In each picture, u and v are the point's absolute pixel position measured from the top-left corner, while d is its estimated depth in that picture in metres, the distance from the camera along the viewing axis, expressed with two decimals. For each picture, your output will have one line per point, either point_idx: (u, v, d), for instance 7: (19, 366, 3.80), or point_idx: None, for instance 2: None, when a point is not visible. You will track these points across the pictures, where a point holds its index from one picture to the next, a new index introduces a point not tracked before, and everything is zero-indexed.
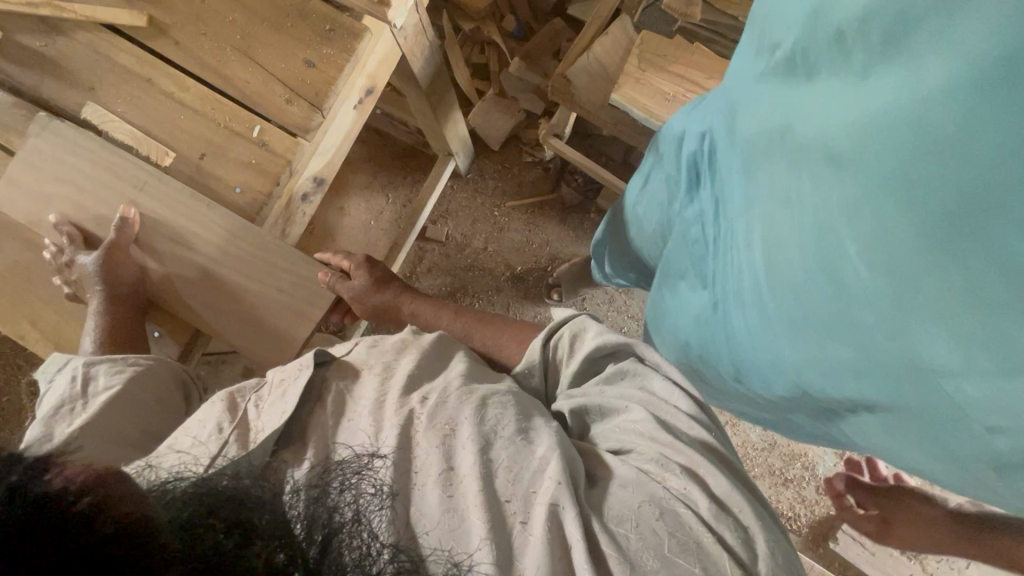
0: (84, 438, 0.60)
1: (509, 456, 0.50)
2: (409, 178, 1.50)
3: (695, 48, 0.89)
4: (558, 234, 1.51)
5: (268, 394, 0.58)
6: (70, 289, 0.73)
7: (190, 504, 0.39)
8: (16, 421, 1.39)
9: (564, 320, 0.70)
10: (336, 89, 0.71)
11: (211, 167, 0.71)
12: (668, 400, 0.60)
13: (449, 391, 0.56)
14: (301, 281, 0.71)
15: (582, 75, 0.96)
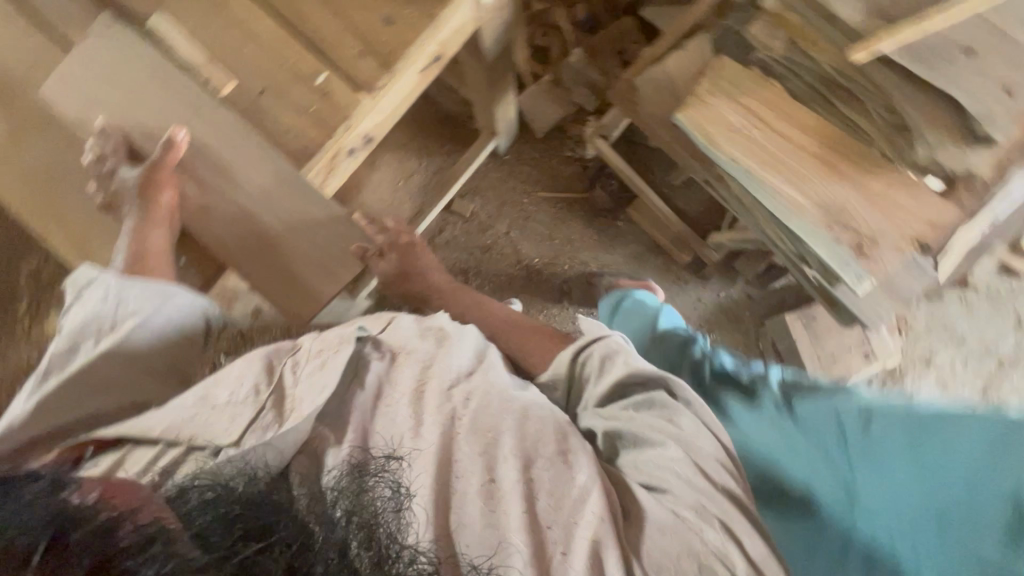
0: (116, 371, 0.71)
1: (550, 480, 0.57)
2: (445, 148, 1.46)
3: (772, 85, 0.87)
4: (583, 235, 1.50)
5: (306, 361, 0.65)
6: (104, 197, 0.79)
7: (209, 512, 0.48)
8: (14, 296, 1.46)
9: (594, 340, 0.72)
10: (407, 53, 0.69)
11: (271, 110, 0.72)
12: (701, 441, 0.61)
13: (481, 396, 0.63)
14: (337, 236, 0.75)
15: (650, 87, 0.95)
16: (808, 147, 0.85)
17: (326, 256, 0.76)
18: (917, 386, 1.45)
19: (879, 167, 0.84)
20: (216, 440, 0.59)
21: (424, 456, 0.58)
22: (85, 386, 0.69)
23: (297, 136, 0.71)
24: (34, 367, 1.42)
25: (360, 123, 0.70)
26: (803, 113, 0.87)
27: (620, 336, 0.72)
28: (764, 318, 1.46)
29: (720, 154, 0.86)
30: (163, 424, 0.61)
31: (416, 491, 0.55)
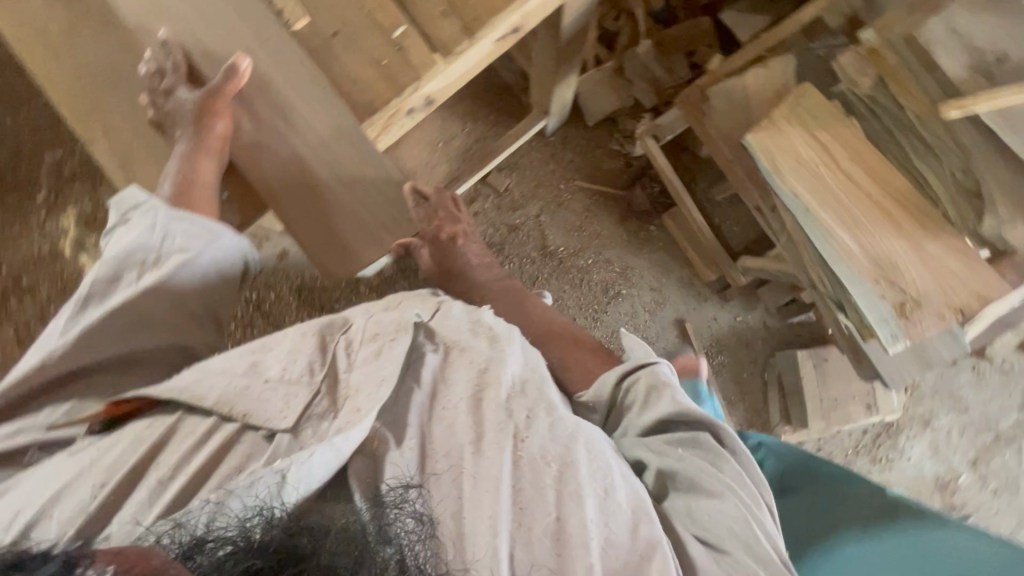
0: (157, 310, 0.69)
1: (619, 531, 0.54)
2: (492, 117, 1.41)
3: (851, 122, 0.84)
4: (612, 234, 1.47)
5: (360, 344, 0.63)
6: (155, 113, 0.79)
7: (245, 563, 0.42)
8: (30, 187, 1.43)
9: (640, 367, 0.72)
10: (491, 21, 0.70)
11: (340, 55, 0.75)
12: (752, 493, 0.62)
13: (544, 417, 0.59)
14: (380, 193, 0.78)
15: (724, 99, 0.92)
16: (873, 194, 0.82)
17: (367, 215, 0.79)
18: (910, 445, 1.44)
19: (943, 230, 0.80)
20: (271, 425, 0.56)
21: (487, 478, 0.54)
22: (126, 322, 0.66)
23: (365, 89, 0.75)
24: (44, 258, 1.42)
25: (428, 85, 0.73)
26: (879, 159, 0.83)
27: (667, 365, 0.72)
28: (774, 351, 1.45)
29: (783, 186, 0.83)
30: (219, 393, 0.58)
31: (479, 522, 0.52)
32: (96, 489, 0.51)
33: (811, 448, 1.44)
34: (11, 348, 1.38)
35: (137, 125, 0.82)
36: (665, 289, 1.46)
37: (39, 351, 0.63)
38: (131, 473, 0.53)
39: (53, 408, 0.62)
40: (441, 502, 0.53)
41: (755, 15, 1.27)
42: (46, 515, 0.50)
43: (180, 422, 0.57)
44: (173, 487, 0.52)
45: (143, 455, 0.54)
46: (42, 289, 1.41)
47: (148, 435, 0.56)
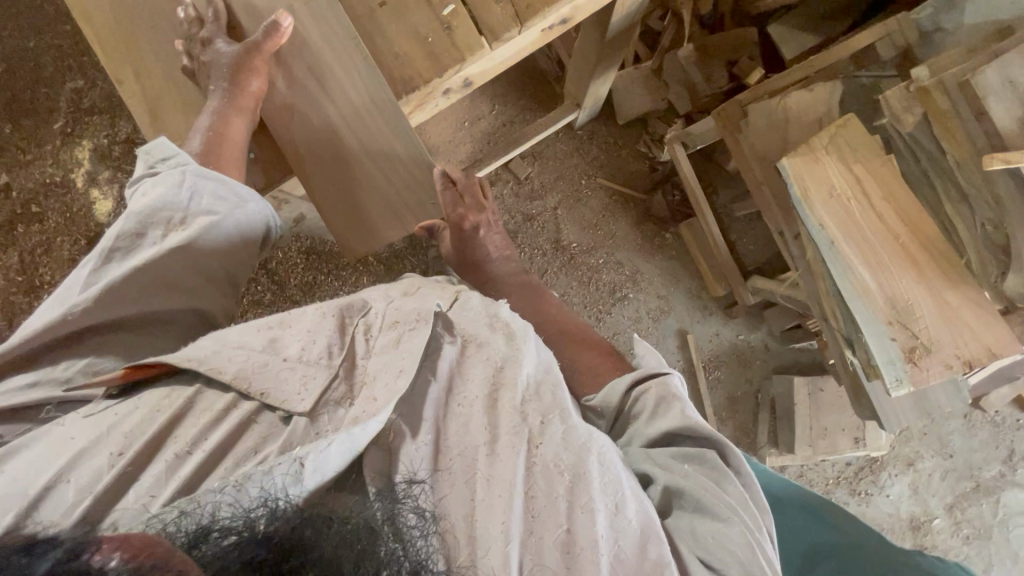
0: (180, 271, 0.68)
1: (627, 549, 0.56)
2: (523, 103, 1.39)
3: (890, 160, 0.82)
4: (627, 235, 1.46)
5: (379, 331, 0.65)
6: (190, 63, 0.79)
7: (249, 553, 0.42)
8: (48, 115, 1.41)
9: (651, 377, 0.72)
10: (545, 10, 0.74)
11: (383, 22, 0.77)
12: (753, 516, 0.62)
13: (557, 424, 0.60)
14: (407, 171, 0.81)
15: (763, 117, 0.90)
16: (901, 237, 0.81)
17: (392, 191, 0.82)
18: (891, 483, 1.45)
19: (966, 281, 0.79)
20: (288, 406, 0.57)
21: (501, 481, 0.55)
22: (148, 281, 0.66)
23: (405, 64, 0.77)
24: (55, 187, 1.40)
25: (470, 65, 0.77)
26: (912, 202, 0.81)
27: (677, 377, 0.72)
28: (771, 373, 1.45)
29: (814, 218, 0.82)
30: (238, 368, 0.58)
31: (493, 526, 0.53)
32: (113, 458, 0.52)
33: (793, 473, 1.45)
34: (14, 272, 1.38)
35: (170, 71, 0.81)
36: (672, 299, 1.46)
37: (60, 304, 0.63)
38: (147, 446, 0.53)
39: (71, 363, 0.61)
40: (457, 503, 0.54)
41: (802, 33, 1.25)
42: (63, 480, 0.51)
43: (198, 397, 0.57)
44: (190, 463, 0.53)
45: (160, 428, 0.54)
46: (50, 218, 1.40)
47: (165, 406, 0.56)
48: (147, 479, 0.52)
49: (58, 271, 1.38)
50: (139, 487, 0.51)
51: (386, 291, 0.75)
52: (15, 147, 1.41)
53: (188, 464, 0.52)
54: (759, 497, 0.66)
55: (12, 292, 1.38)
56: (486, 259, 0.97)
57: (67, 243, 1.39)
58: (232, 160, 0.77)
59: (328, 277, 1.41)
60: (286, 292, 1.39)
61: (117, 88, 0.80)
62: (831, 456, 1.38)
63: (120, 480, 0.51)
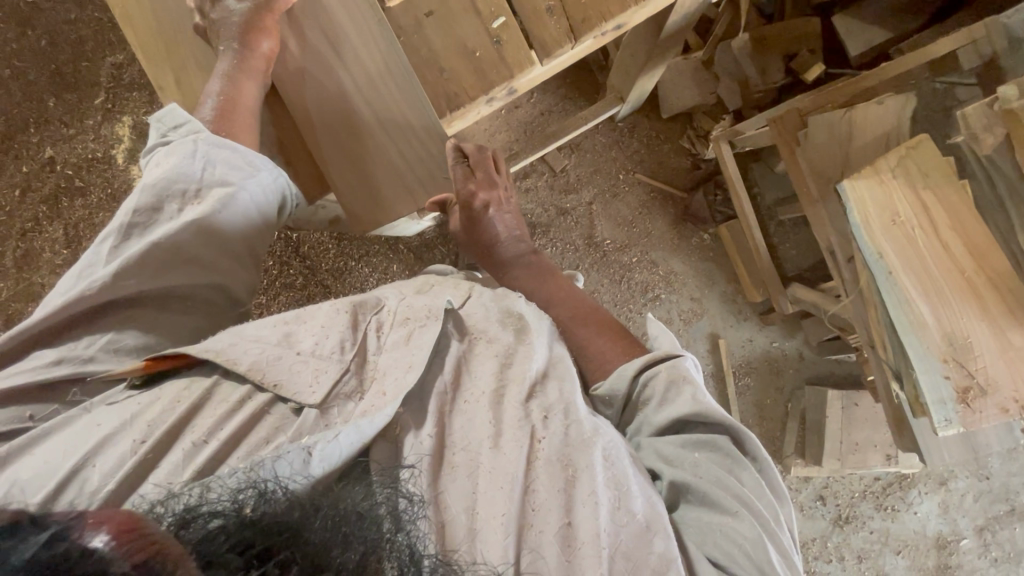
0: (198, 244, 0.67)
1: (628, 543, 0.55)
2: (562, 91, 1.34)
3: (964, 186, 0.76)
4: (664, 234, 1.41)
5: (390, 327, 0.65)
6: (202, 23, 0.78)
7: (237, 536, 0.38)
8: (88, 92, 1.43)
9: (663, 360, 0.69)
10: (601, 23, 0.72)
11: (430, 35, 0.76)
12: (761, 498, 0.62)
13: (559, 420, 0.61)
14: (422, 142, 0.80)
15: (823, 131, 0.84)
16: (965, 268, 0.75)
17: (404, 167, 0.82)
18: (921, 500, 1.42)
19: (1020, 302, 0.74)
20: (300, 398, 0.57)
21: (503, 474, 0.56)
22: (165, 253, 0.64)
23: (451, 79, 0.76)
24: (96, 163, 1.43)
25: (519, 81, 0.76)
26: (982, 230, 0.76)
27: (689, 360, 0.69)
28: (804, 383, 1.42)
29: (866, 237, 0.78)
30: (251, 361, 0.58)
31: (493, 518, 0.53)
32: (136, 444, 0.53)
33: (819, 484, 1.43)
34: (59, 246, 1.42)
35: (202, 52, 0.80)
36: (705, 301, 1.42)
37: (79, 281, 0.62)
38: (166, 435, 0.54)
39: (92, 340, 0.61)
40: (456, 496, 0.55)
41: (872, 27, 1.15)
42: (90, 464, 0.51)
43: (214, 388, 0.57)
44: (204, 452, 0.53)
45: (179, 418, 0.55)
46: (91, 193, 1.43)
47: (185, 396, 0.56)
48: (167, 467, 0.52)
49: None
50: (157, 475, 0.52)
51: (400, 288, 0.76)
52: (56, 121, 1.43)
53: (203, 453, 0.53)
54: (770, 478, 0.65)
55: (57, 266, 1.42)
56: (496, 239, 0.90)
57: (107, 220, 1.42)
58: (245, 126, 0.77)
59: (359, 264, 1.42)
60: (317, 278, 1.39)
61: (159, 95, 0.80)
62: (858, 471, 1.35)
63: (140, 466, 0.52)
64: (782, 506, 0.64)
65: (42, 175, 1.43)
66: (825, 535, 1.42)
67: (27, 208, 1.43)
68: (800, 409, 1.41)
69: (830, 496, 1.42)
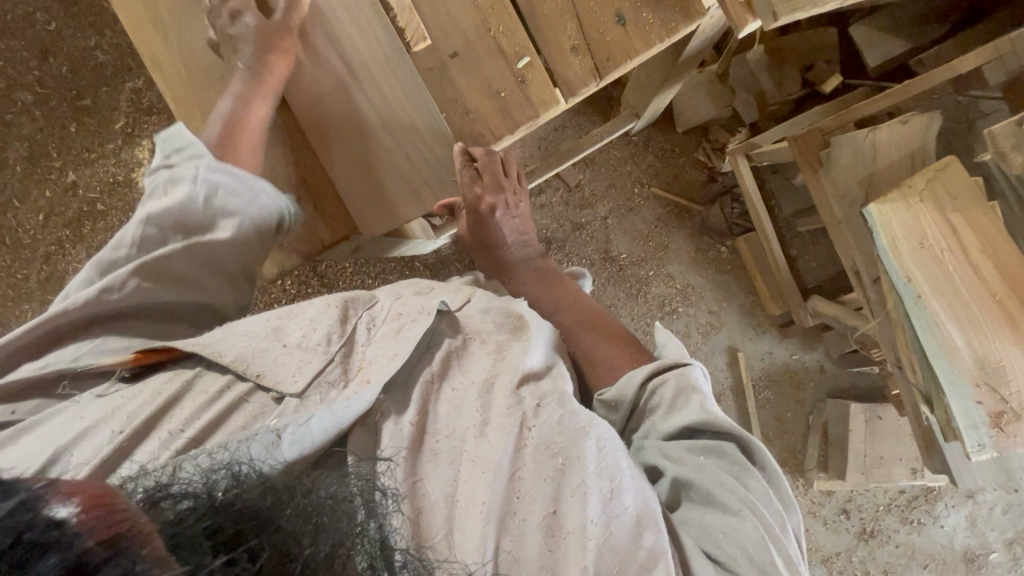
0: (193, 269, 0.68)
1: (620, 536, 0.55)
2: (576, 107, 1.33)
3: (994, 210, 0.75)
4: (681, 247, 1.41)
5: (382, 321, 0.67)
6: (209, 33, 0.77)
7: (205, 519, 0.38)
8: (108, 117, 1.45)
9: (672, 367, 0.68)
10: (626, 62, 0.71)
11: (455, 77, 0.76)
12: (767, 504, 0.59)
13: (553, 408, 0.61)
14: (431, 145, 0.77)
15: (848, 151, 0.83)
16: (998, 293, 0.74)
17: (411, 171, 0.78)
18: (947, 514, 1.40)
19: None
20: (281, 387, 0.58)
21: (484, 461, 0.56)
22: (159, 277, 0.66)
23: (476, 119, 0.76)
24: (117, 186, 1.45)
25: (546, 119, 0.76)
26: (1010, 249, 0.74)
27: (697, 368, 0.68)
28: (825, 396, 1.40)
29: (896, 263, 0.77)
30: (236, 354, 0.59)
31: (473, 507, 0.54)
32: (114, 435, 0.53)
33: (842, 497, 1.41)
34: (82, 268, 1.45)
35: (212, 70, 0.80)
36: (724, 314, 1.41)
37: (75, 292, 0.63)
38: (146, 422, 0.54)
39: (81, 345, 0.61)
40: (437, 483, 0.55)
41: (892, 38, 1.14)
42: (63, 457, 0.52)
43: (195, 380, 0.58)
44: (178, 442, 0.53)
45: (158, 406, 0.55)
46: (112, 216, 1.45)
47: (166, 387, 0.57)
48: (143, 454, 0.52)
49: None
50: (135, 458, 0.52)
51: (400, 290, 0.76)
52: (77, 146, 1.45)
53: (180, 439, 0.53)
54: (780, 488, 0.63)
55: None
56: (502, 242, 0.89)
57: None
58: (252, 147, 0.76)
59: (375, 282, 1.42)
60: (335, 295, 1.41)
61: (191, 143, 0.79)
62: (882, 484, 1.34)
63: (116, 454, 0.52)
64: (789, 514, 0.62)
65: (65, 199, 1.46)
66: (849, 550, 1.40)
67: (50, 232, 1.46)
68: (822, 422, 1.39)
69: (854, 509, 1.40)
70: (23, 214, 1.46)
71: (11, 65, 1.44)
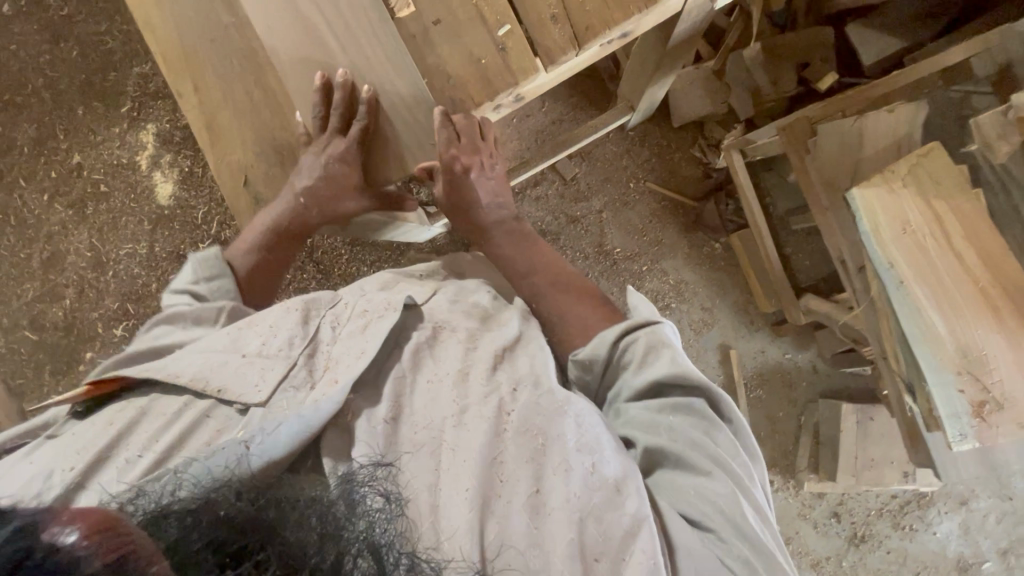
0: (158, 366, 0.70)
1: (600, 504, 0.55)
2: (573, 100, 1.35)
3: (976, 195, 0.75)
4: (675, 242, 1.41)
5: (347, 319, 0.70)
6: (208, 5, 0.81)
7: (210, 537, 0.39)
8: (115, 100, 1.48)
9: (643, 326, 0.68)
10: (605, 31, 0.70)
11: (438, 45, 0.72)
12: (737, 454, 0.61)
13: (527, 391, 0.62)
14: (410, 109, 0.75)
15: (834, 137, 0.85)
16: (980, 280, 0.74)
17: (399, 146, 0.78)
18: (940, 520, 1.37)
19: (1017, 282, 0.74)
20: (245, 398, 0.61)
21: (465, 451, 0.57)
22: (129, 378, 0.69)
23: (457, 86, 0.73)
24: (121, 168, 1.48)
25: (525, 84, 0.74)
26: (988, 229, 0.75)
27: (668, 325, 0.69)
28: (817, 396, 1.39)
29: (877, 248, 0.77)
30: (194, 372, 0.62)
31: (457, 493, 0.54)
32: (67, 470, 0.56)
33: (833, 500, 1.39)
34: (84, 249, 1.47)
35: (212, 41, 0.82)
36: (716, 311, 1.41)
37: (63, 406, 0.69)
38: (102, 452, 0.57)
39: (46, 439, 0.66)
40: (418, 476, 0.56)
41: (886, 36, 1.15)
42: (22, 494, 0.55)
43: (154, 404, 0.62)
44: (140, 463, 0.56)
45: (115, 435, 0.59)
46: (115, 198, 1.48)
47: (121, 418, 0.61)
48: (102, 481, 0.56)
49: (122, 248, 1.47)
50: (97, 484, 0.56)
51: (363, 286, 0.79)
52: (83, 128, 1.48)
53: (140, 463, 0.56)
54: (746, 438, 0.64)
55: (81, 270, 1.47)
56: (474, 202, 0.86)
57: (132, 223, 1.47)
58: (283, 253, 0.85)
59: (371, 270, 1.43)
60: (330, 280, 1.42)
61: (180, 101, 0.84)
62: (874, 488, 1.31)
63: (73, 485, 0.55)
64: (756, 461, 0.64)
65: (69, 180, 1.48)
66: (840, 554, 1.39)
67: (54, 213, 1.48)
68: (813, 422, 1.38)
69: (845, 513, 1.39)
70: (28, 194, 1.48)
71: (23, 49, 1.48)
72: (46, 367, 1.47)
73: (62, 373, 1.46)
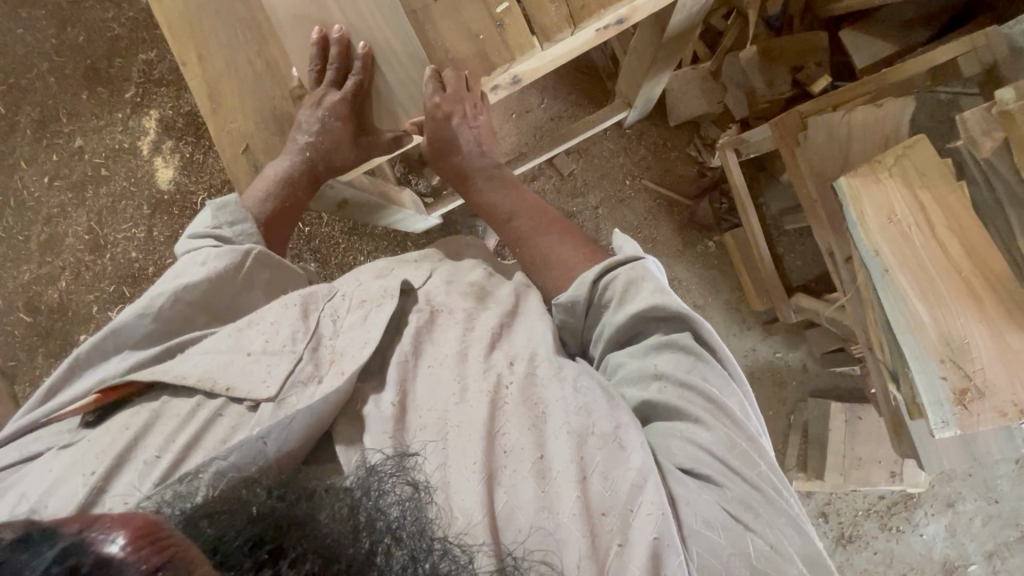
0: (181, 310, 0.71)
1: (600, 458, 0.56)
2: (572, 96, 1.37)
3: (959, 185, 0.78)
4: (668, 239, 1.43)
5: (347, 312, 0.69)
6: None
7: (251, 537, 0.41)
8: (120, 85, 1.50)
9: (623, 264, 0.70)
10: (600, 10, 0.71)
11: (436, 18, 0.75)
12: (725, 390, 0.63)
13: (523, 364, 0.63)
14: (406, 70, 0.79)
15: (823, 131, 0.87)
16: (963, 268, 0.77)
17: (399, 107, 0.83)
18: (927, 522, 1.38)
19: (991, 252, 0.77)
20: (255, 394, 0.60)
21: (468, 425, 0.57)
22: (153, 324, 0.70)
23: (455, 60, 0.76)
24: (122, 153, 1.49)
25: (519, 64, 0.76)
26: (965, 207, 0.78)
27: (649, 262, 0.70)
28: (807, 395, 1.40)
29: (862, 235, 0.81)
30: (200, 372, 0.62)
31: (464, 467, 0.54)
32: (86, 477, 0.55)
33: (821, 500, 1.40)
34: (83, 233, 1.48)
35: (217, 18, 0.83)
36: (709, 308, 1.42)
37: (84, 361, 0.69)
38: (119, 458, 0.57)
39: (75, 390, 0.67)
40: (432, 462, 0.56)
41: (879, 40, 1.17)
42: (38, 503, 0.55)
43: (166, 406, 0.61)
44: (158, 466, 0.56)
45: (128, 440, 0.58)
46: (116, 181, 1.49)
47: (134, 422, 0.60)
48: (122, 486, 0.55)
49: (120, 232, 1.48)
50: (114, 491, 0.55)
51: (359, 274, 0.78)
52: (87, 113, 1.50)
53: (158, 467, 0.56)
54: (731, 368, 0.67)
55: (79, 252, 1.48)
56: (456, 145, 0.86)
57: (131, 207, 1.48)
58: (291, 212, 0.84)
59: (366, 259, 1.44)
60: (326, 269, 1.43)
61: (182, 69, 0.85)
62: (862, 488, 1.32)
63: (92, 492, 0.54)
64: (743, 390, 0.66)
65: (71, 163, 1.49)
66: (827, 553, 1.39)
67: (54, 196, 1.49)
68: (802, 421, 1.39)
69: (833, 513, 1.39)
70: (29, 177, 1.49)
71: (31, 33, 1.50)
72: (40, 348, 1.47)
73: (55, 355, 1.46)
